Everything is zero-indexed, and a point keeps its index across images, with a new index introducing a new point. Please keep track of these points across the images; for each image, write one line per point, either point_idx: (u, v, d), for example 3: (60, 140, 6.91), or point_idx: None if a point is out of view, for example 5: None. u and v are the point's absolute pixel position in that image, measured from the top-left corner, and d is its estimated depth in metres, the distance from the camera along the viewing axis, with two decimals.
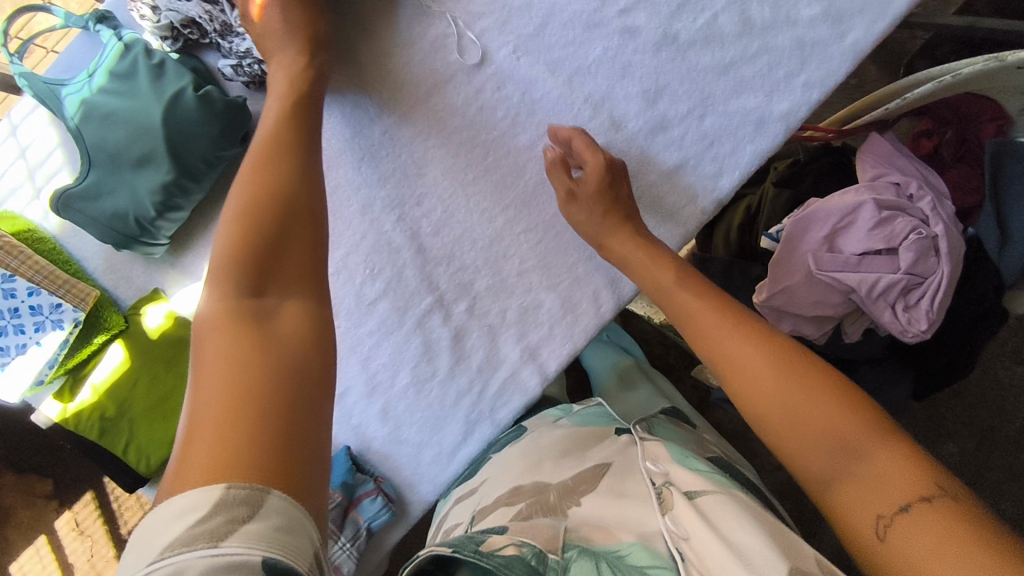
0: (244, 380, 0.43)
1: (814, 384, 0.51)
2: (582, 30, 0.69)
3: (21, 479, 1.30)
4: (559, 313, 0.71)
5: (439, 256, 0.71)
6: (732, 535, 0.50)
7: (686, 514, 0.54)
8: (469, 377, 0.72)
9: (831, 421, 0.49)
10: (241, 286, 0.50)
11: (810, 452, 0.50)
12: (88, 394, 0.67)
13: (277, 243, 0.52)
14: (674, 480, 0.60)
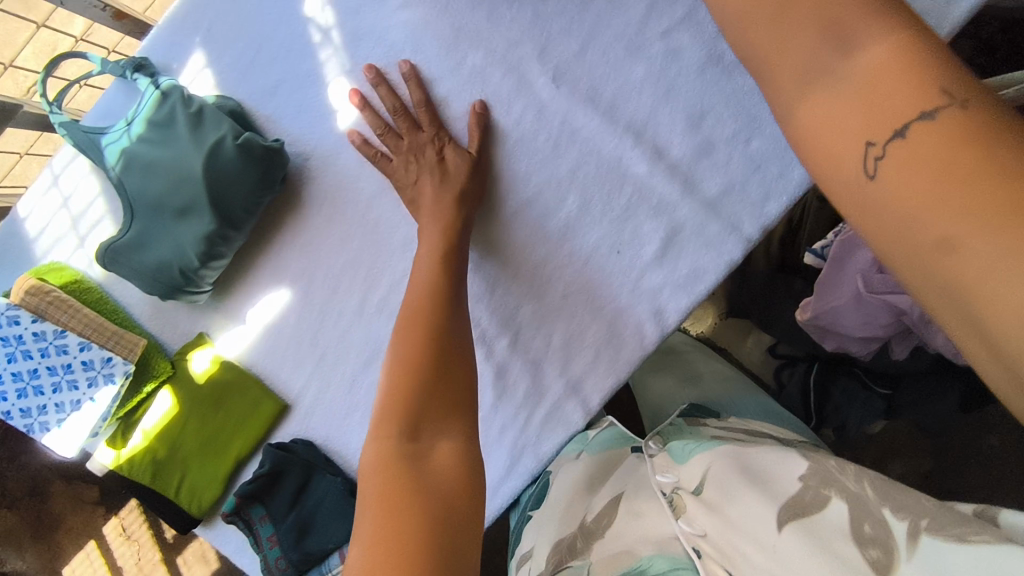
0: (395, 531, 0.42)
1: (889, 67, 0.33)
2: (624, 52, 0.66)
3: (71, 487, 1.30)
4: (603, 345, 0.70)
5: (479, 290, 0.70)
6: (740, 524, 0.51)
7: (697, 514, 0.54)
8: (512, 411, 0.71)
9: (906, 113, 0.33)
10: (400, 427, 0.51)
11: (839, 139, 0.34)
12: (139, 439, 0.68)
13: (434, 380, 0.54)
14: (682, 481, 0.59)
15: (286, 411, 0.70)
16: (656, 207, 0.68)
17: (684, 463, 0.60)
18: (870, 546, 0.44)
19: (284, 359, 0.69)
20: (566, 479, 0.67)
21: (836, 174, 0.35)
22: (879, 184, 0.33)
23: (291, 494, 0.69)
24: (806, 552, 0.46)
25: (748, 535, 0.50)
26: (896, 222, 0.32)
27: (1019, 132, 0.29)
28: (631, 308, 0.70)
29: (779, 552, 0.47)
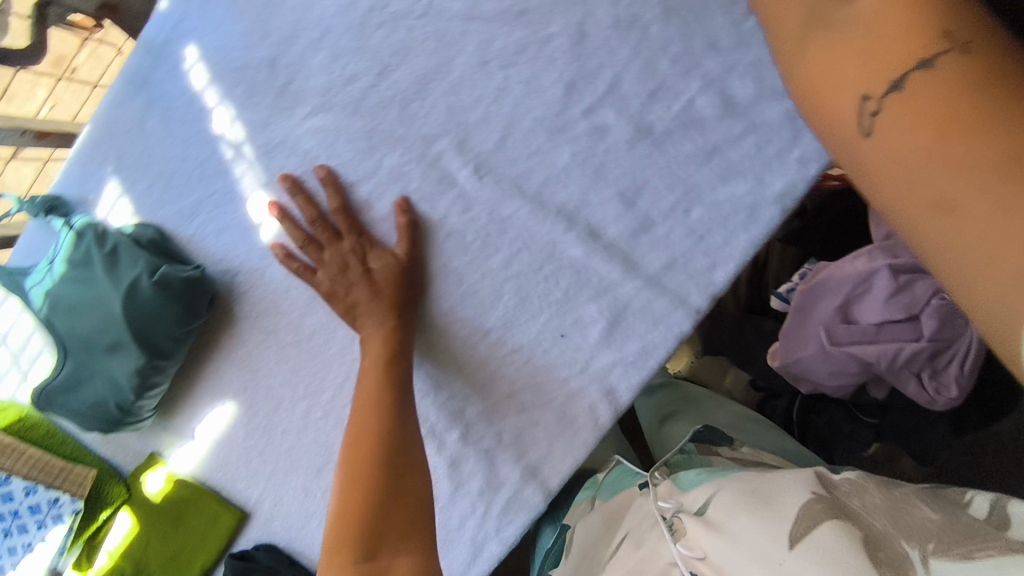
0: None
1: (907, 15, 0.35)
2: (547, 136, 0.63)
3: None
4: (556, 430, 0.69)
5: (425, 386, 0.68)
6: (745, 544, 0.52)
7: (697, 538, 0.56)
8: (470, 501, 0.70)
9: (911, 66, 0.35)
10: (355, 552, 0.51)
11: (842, 83, 0.38)
12: (105, 560, 0.68)
13: (388, 495, 0.54)
14: (684, 506, 0.61)
15: (246, 520, 0.70)
16: (597, 288, 0.66)
17: (686, 489, 0.63)
18: (885, 567, 0.45)
19: (237, 470, 0.69)
20: (582, 522, 0.70)
21: (836, 133, 0.38)
22: (874, 142, 0.36)
23: None
24: (813, 568, 0.46)
25: (752, 552, 0.51)
26: (889, 153, 0.35)
27: (1010, 80, 0.31)
28: (583, 390, 0.68)
29: (784, 569, 0.48)
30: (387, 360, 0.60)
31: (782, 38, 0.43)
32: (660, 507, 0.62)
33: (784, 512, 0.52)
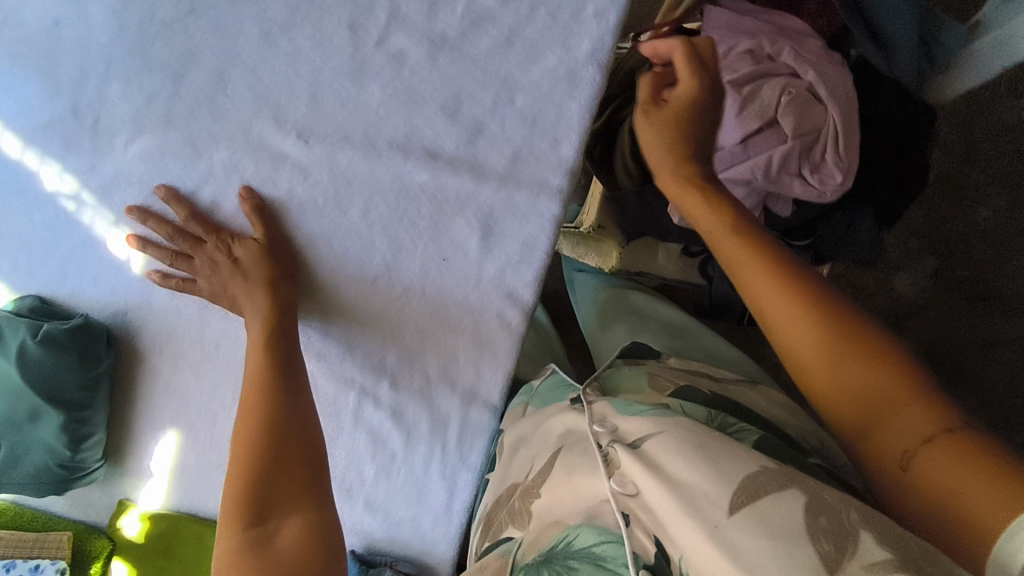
0: None
1: (857, 353, 0.57)
2: (352, 80, 0.64)
3: None
4: (476, 349, 0.70)
5: (339, 353, 0.70)
6: (680, 487, 0.49)
7: (631, 474, 0.52)
8: (426, 443, 0.73)
9: (779, 319, 0.60)
10: (243, 519, 0.56)
11: (780, 311, 0.60)
12: None
13: (273, 469, 0.59)
14: (619, 434, 0.57)
15: None
16: (458, 204, 0.67)
17: (623, 415, 0.58)
18: (821, 539, 0.44)
19: (204, 488, 0.72)
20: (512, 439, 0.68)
21: (882, 466, 0.56)
22: (854, 419, 0.57)
23: None
24: (753, 538, 0.44)
25: (688, 502, 0.48)
26: (779, 303, 0.60)
27: (830, 313, 0.58)
28: (484, 302, 0.69)
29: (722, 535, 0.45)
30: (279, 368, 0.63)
31: (735, 276, 0.65)
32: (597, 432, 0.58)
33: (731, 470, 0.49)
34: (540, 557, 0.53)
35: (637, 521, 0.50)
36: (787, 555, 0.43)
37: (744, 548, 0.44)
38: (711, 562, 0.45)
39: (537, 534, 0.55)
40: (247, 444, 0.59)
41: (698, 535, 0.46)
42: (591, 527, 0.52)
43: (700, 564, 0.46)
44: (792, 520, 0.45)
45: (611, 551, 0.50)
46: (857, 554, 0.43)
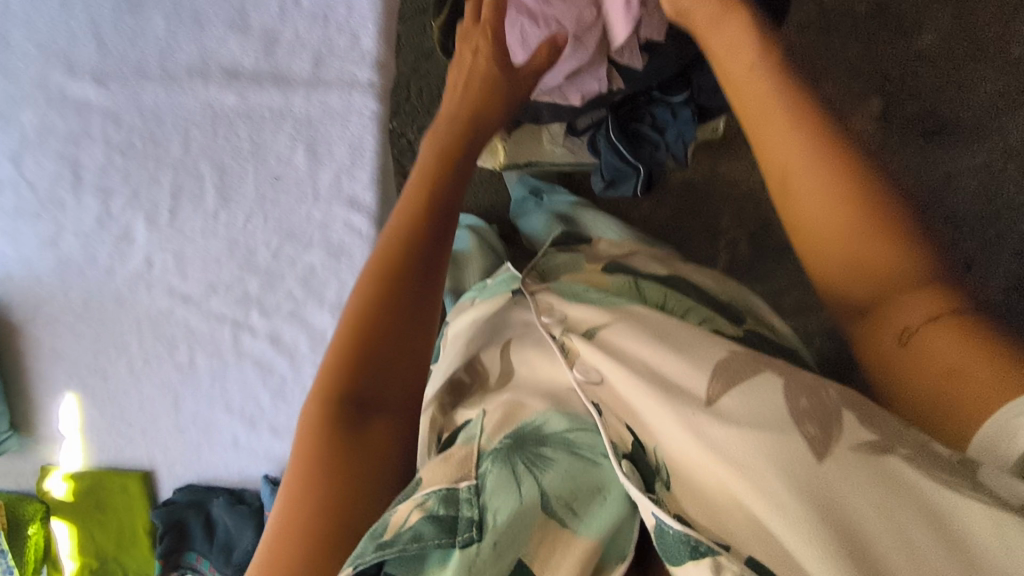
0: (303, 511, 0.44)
1: (854, 226, 0.45)
2: (133, 16, 0.65)
3: None
4: (332, 262, 0.70)
5: (204, 290, 0.72)
6: (658, 377, 0.43)
7: (597, 364, 0.46)
8: (311, 363, 0.72)
9: (802, 182, 0.47)
10: (345, 382, 0.49)
11: (779, 150, 0.48)
12: (72, 563, 0.79)
13: (404, 302, 0.52)
14: (570, 322, 0.50)
15: (152, 478, 0.78)
16: (274, 119, 0.67)
17: (574, 303, 0.52)
18: (806, 420, 0.36)
19: (117, 441, 0.76)
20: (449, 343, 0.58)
21: (870, 343, 0.45)
22: (838, 282, 0.46)
23: (201, 532, 0.78)
24: (722, 425, 0.37)
25: (671, 392, 0.41)
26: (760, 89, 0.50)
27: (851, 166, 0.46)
28: (330, 213, 0.68)
29: (706, 423, 0.38)
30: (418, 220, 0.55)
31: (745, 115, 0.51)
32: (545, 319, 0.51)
33: (700, 343, 0.44)
34: (506, 442, 0.45)
35: (611, 412, 0.44)
36: (772, 430, 0.36)
37: (731, 438, 0.37)
38: (739, 484, 0.35)
39: (502, 416, 0.46)
40: (373, 331, 0.51)
41: (683, 435, 0.39)
42: (560, 413, 0.46)
43: (680, 454, 0.39)
44: (771, 401, 0.38)
45: (585, 438, 0.44)
46: (842, 437, 0.36)
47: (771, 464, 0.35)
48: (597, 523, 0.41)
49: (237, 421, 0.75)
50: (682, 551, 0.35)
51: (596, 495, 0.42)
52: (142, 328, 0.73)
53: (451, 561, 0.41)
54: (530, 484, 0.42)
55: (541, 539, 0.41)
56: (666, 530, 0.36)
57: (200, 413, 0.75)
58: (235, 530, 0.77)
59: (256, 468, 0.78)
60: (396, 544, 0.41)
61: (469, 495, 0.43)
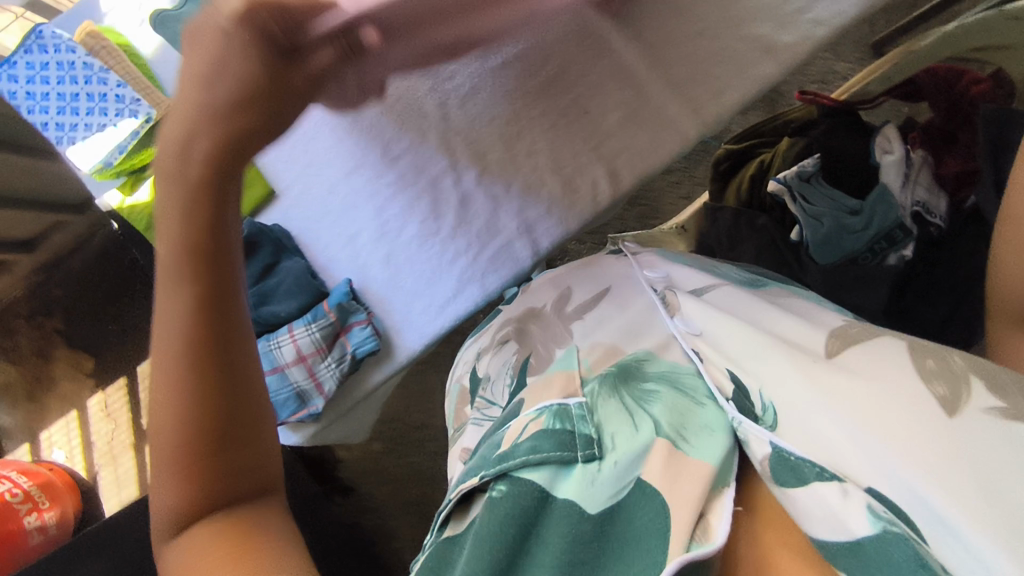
0: (217, 506, 0.50)
1: None
2: None
3: (100, 368, 1.71)
4: (559, 195, 0.78)
5: (459, 126, 0.77)
6: (774, 336, 0.55)
7: (694, 315, 0.61)
8: (467, 240, 0.78)
9: None
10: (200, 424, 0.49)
11: None
12: (146, 195, 0.76)
13: (221, 341, 0.50)
14: (672, 283, 0.67)
15: (272, 199, 0.82)
16: (627, 80, 0.76)
17: (674, 266, 0.70)
18: (934, 382, 0.47)
19: (287, 153, 0.80)
20: (556, 280, 0.75)
21: None
22: None
23: (263, 265, 0.81)
24: (843, 374, 0.49)
25: (796, 345, 0.53)
26: None
27: None
28: (593, 167, 0.77)
29: (821, 368, 0.50)
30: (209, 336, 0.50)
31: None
32: (649, 278, 0.69)
33: (807, 321, 0.56)
34: (610, 372, 0.59)
35: (711, 363, 0.56)
36: (890, 390, 0.47)
37: (843, 384, 0.48)
38: (844, 437, 0.46)
39: (602, 356, 0.62)
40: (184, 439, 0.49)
41: (794, 376, 0.50)
42: (659, 359, 0.59)
43: (786, 393, 0.50)
44: (894, 364, 0.48)
45: (687, 381, 0.56)
46: (971, 398, 0.45)
47: (886, 413, 0.45)
48: (708, 453, 0.50)
49: (372, 226, 0.80)
50: (808, 474, 0.46)
51: (704, 429, 0.52)
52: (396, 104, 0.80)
53: (572, 477, 0.51)
54: (642, 414, 0.54)
55: (654, 455, 0.50)
56: (784, 455, 0.47)
57: (351, 192, 0.79)
58: (287, 289, 0.80)
59: (340, 270, 0.82)
60: (519, 456, 0.53)
61: (581, 415, 0.55)
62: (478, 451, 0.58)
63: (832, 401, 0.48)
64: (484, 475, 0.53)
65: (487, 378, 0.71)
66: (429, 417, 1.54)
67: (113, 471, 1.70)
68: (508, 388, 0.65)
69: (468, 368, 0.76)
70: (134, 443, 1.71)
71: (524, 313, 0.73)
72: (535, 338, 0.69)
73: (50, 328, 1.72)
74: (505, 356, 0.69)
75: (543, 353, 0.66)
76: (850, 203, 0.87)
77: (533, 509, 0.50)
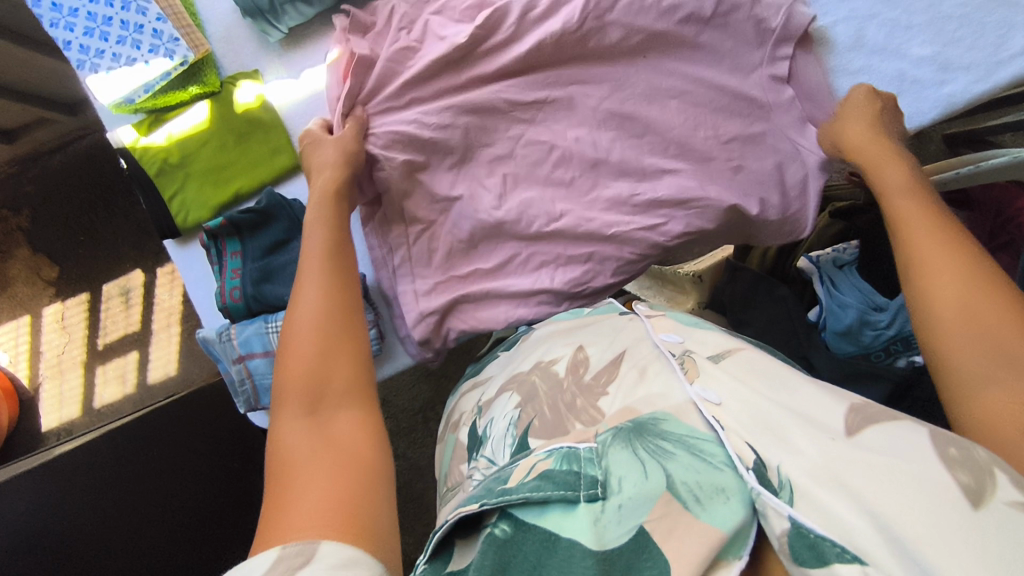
0: (314, 483, 0.45)
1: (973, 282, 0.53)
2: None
3: (63, 277, 1.62)
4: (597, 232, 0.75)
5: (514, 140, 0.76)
6: (794, 412, 0.51)
7: (712, 384, 0.57)
8: (495, 258, 0.76)
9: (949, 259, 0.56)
10: (298, 405, 0.52)
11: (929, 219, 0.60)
12: (162, 138, 0.72)
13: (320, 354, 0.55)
14: (688, 349, 0.64)
15: (298, 171, 0.76)
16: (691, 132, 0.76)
17: (689, 332, 0.67)
18: (957, 470, 0.41)
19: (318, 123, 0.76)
20: (566, 333, 0.71)
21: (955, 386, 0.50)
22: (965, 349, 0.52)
23: (273, 242, 0.73)
24: (861, 451, 0.45)
25: (810, 421, 0.50)
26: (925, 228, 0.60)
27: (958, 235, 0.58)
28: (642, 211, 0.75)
29: (837, 448, 0.46)
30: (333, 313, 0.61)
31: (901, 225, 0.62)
32: (664, 341, 0.64)
33: (822, 395, 0.52)
34: (625, 425, 0.55)
35: (732, 432, 0.51)
36: (910, 475, 0.42)
37: (858, 465, 0.45)
38: (861, 519, 0.41)
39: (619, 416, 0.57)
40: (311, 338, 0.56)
41: (812, 454, 0.47)
42: (677, 421, 0.54)
43: (803, 471, 0.46)
44: (917, 449, 0.44)
45: (707, 447, 0.51)
46: (996, 487, 0.40)
47: (907, 499, 0.41)
48: (721, 519, 0.46)
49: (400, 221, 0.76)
50: (828, 553, 0.41)
51: (719, 494, 0.47)
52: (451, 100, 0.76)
53: (573, 515, 0.49)
54: (656, 466, 0.50)
55: (662, 513, 0.47)
56: (803, 531, 0.43)
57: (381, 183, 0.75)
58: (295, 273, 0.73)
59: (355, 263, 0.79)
60: (522, 493, 0.50)
61: (590, 457, 0.53)
62: (484, 482, 0.55)
63: (847, 486, 0.44)
64: (484, 503, 0.51)
65: (488, 435, 0.66)
66: (394, 396, 1.54)
67: (57, 386, 1.62)
68: (509, 449, 0.60)
69: (468, 422, 0.72)
70: (85, 361, 1.63)
71: (536, 372, 0.67)
72: (542, 401, 0.63)
73: (14, 225, 1.62)
74: (507, 409, 0.65)
75: (551, 419, 0.61)
76: (878, 298, 0.86)
77: (534, 554, 0.48)
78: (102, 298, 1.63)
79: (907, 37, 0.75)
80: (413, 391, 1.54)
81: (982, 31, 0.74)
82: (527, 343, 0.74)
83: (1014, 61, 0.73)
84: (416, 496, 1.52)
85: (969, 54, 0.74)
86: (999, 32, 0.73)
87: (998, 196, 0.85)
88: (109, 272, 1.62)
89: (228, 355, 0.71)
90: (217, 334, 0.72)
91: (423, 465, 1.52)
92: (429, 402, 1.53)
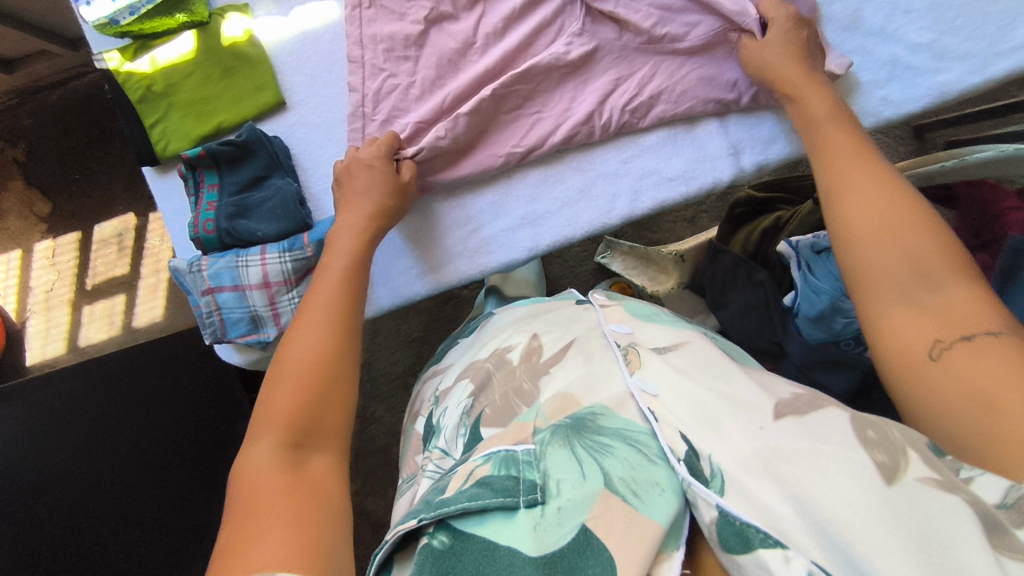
0: (284, 504, 0.47)
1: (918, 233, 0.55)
2: None
3: (55, 214, 1.63)
4: (575, 196, 0.75)
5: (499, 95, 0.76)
6: (728, 399, 0.52)
7: (653, 377, 0.57)
8: (471, 215, 0.76)
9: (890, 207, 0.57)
10: (283, 441, 0.51)
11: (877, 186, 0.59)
12: (147, 64, 0.72)
13: (320, 398, 0.55)
14: (637, 339, 0.64)
15: (280, 110, 0.75)
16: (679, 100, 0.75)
17: (641, 323, 0.67)
18: (874, 450, 0.44)
19: (304, 64, 0.75)
20: (527, 320, 0.74)
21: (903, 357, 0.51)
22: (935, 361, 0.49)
23: (249, 178, 0.73)
24: (793, 440, 0.47)
25: (743, 408, 0.51)
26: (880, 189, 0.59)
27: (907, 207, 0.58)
28: (621, 177, 0.76)
29: (766, 434, 0.48)
30: (326, 318, 0.59)
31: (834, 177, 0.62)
32: (612, 332, 0.66)
33: (759, 390, 0.53)
34: (564, 422, 0.55)
35: (664, 422, 0.52)
36: (833, 460, 0.44)
37: (786, 450, 0.46)
38: (786, 508, 0.43)
39: (559, 405, 0.57)
40: (318, 370, 0.56)
41: (739, 442, 0.48)
42: (614, 413, 0.54)
43: (731, 458, 0.47)
44: (835, 431, 0.46)
45: (640, 439, 0.52)
46: (909, 467, 0.42)
47: (829, 484, 0.43)
48: (658, 512, 0.46)
49: None
50: (753, 539, 0.42)
51: (654, 487, 0.47)
52: (436, 50, 0.75)
53: (514, 523, 0.48)
54: (592, 465, 0.50)
55: (600, 510, 0.46)
56: (730, 519, 0.43)
57: None
58: (269, 210, 0.72)
59: (327, 205, 0.75)
60: (458, 502, 0.49)
61: (528, 460, 0.52)
62: (425, 497, 0.54)
63: (773, 473, 0.45)
64: (422, 518, 0.49)
65: (442, 423, 0.67)
66: (374, 358, 1.55)
67: (44, 321, 1.63)
68: (463, 440, 0.61)
69: (426, 411, 0.73)
70: (72, 300, 1.64)
71: (492, 360, 0.69)
72: (495, 389, 0.64)
73: (11, 157, 1.62)
74: (461, 397, 0.66)
75: (502, 406, 0.61)
76: None
77: (471, 564, 0.46)
78: (93, 238, 1.63)
79: (905, 20, 0.74)
80: (393, 355, 1.54)
81: (982, 21, 0.73)
82: (486, 342, 0.75)
83: (1010, 55, 0.72)
84: (389, 460, 1.53)
85: (967, 44, 0.73)
86: (999, 24, 0.72)
87: (987, 194, 0.84)
88: (103, 212, 1.63)
89: (197, 288, 0.72)
90: (187, 265, 0.72)
91: (399, 430, 1.53)
92: (409, 367, 1.54)
